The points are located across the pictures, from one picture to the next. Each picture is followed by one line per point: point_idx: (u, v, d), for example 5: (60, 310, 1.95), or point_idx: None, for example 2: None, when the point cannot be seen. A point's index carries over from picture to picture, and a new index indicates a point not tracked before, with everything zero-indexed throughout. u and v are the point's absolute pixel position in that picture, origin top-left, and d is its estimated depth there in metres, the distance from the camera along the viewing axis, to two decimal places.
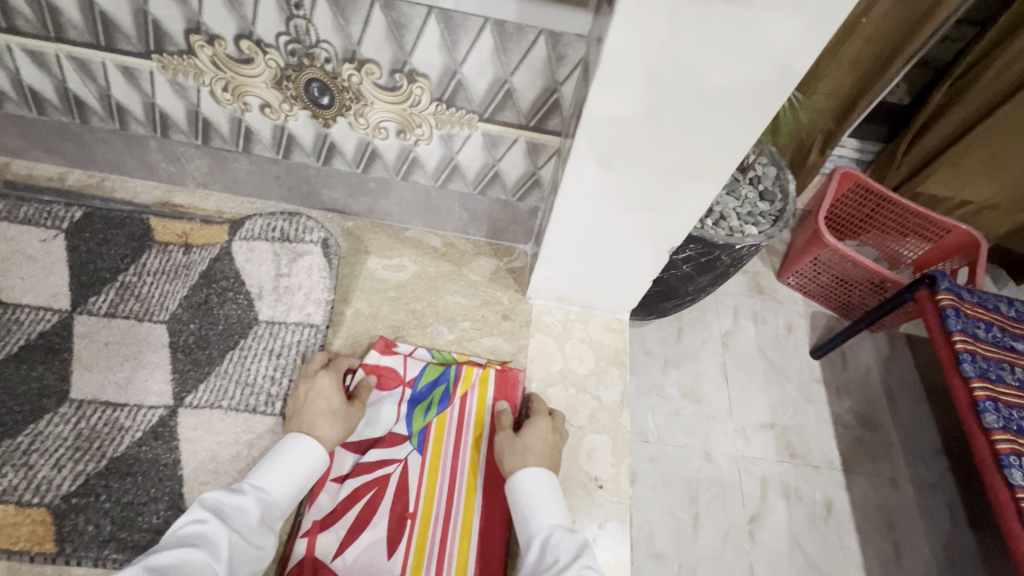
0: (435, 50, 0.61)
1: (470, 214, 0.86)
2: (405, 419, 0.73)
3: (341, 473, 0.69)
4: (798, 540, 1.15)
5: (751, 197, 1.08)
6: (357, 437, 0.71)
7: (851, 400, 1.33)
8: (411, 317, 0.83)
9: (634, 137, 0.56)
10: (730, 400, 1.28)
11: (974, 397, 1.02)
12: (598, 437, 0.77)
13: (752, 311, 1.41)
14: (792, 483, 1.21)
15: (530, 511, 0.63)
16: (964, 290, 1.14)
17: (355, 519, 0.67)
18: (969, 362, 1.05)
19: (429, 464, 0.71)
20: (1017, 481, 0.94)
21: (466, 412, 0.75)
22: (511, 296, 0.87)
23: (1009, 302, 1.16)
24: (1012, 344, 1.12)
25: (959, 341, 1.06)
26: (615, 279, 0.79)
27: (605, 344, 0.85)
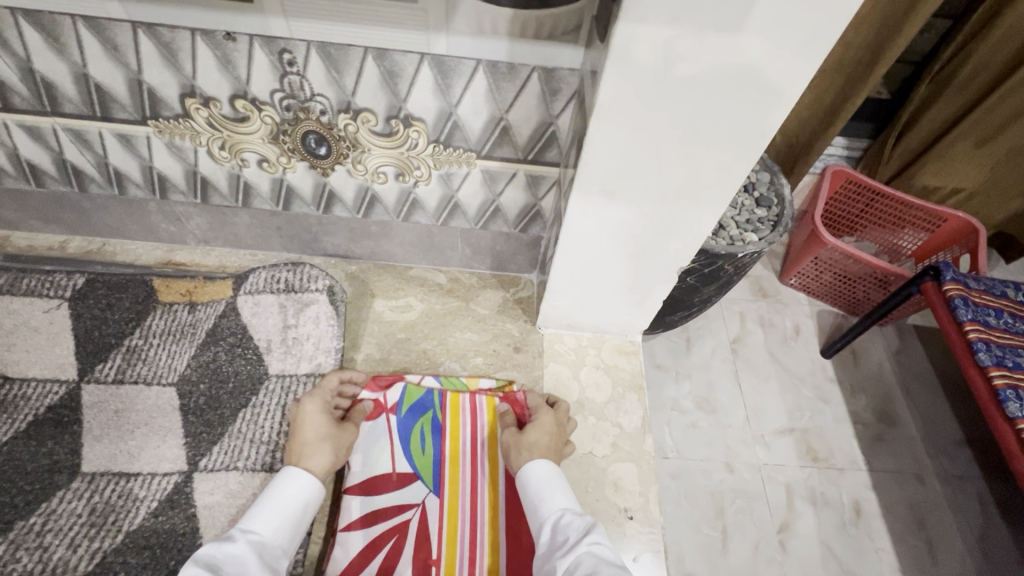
0: (429, 95, 0.61)
1: (474, 249, 0.86)
2: (404, 452, 0.72)
3: (352, 520, 0.67)
4: (832, 549, 1.12)
5: (748, 205, 1.09)
6: (359, 479, 0.69)
7: (869, 399, 1.31)
8: (422, 357, 0.82)
9: (634, 166, 0.56)
10: (748, 410, 1.26)
11: (993, 386, 1.01)
12: (623, 466, 0.76)
13: (760, 317, 1.41)
14: (819, 489, 1.18)
15: (539, 497, 0.62)
16: (970, 278, 1.14)
17: (377, 570, 0.64)
18: (983, 351, 1.04)
19: (448, 506, 0.69)
20: None
21: (479, 448, 0.74)
22: (521, 327, 0.86)
23: (1015, 288, 1.16)
24: None
25: (971, 331, 1.05)
26: (625, 302, 0.79)
27: (621, 369, 0.84)
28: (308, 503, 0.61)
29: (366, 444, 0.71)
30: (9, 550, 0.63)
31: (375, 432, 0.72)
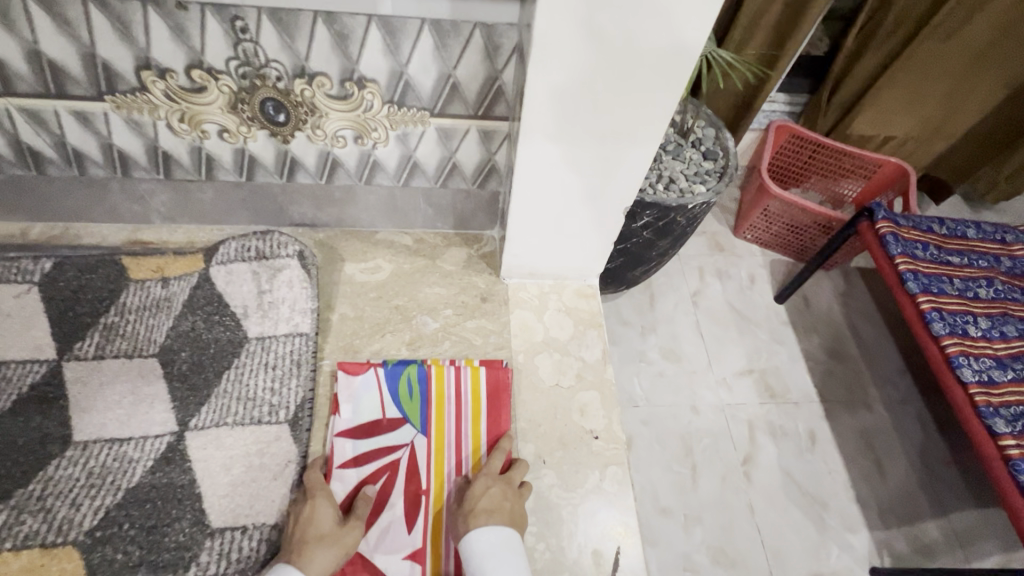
0: (380, 56, 0.65)
1: (436, 208, 0.91)
2: (393, 400, 0.77)
3: (345, 459, 0.72)
4: (789, 473, 1.24)
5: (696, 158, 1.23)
6: (350, 424, 0.74)
7: (817, 336, 1.44)
8: (395, 313, 0.86)
9: (573, 108, 0.62)
10: (708, 355, 1.36)
11: (921, 310, 1.13)
12: (588, 394, 0.82)
13: (715, 269, 1.51)
14: (776, 421, 1.29)
15: (481, 570, 0.63)
16: (900, 217, 1.25)
17: (372, 503, 0.70)
18: (912, 280, 1.16)
19: (434, 444, 0.75)
20: (967, 378, 1.06)
21: (463, 389, 0.78)
22: (486, 279, 0.91)
23: (940, 222, 1.27)
24: (948, 258, 1.23)
25: (901, 263, 1.17)
26: (580, 246, 0.85)
27: (581, 310, 0.90)
28: None
29: (355, 394, 0.76)
30: (13, 514, 0.64)
31: (365, 385, 0.77)
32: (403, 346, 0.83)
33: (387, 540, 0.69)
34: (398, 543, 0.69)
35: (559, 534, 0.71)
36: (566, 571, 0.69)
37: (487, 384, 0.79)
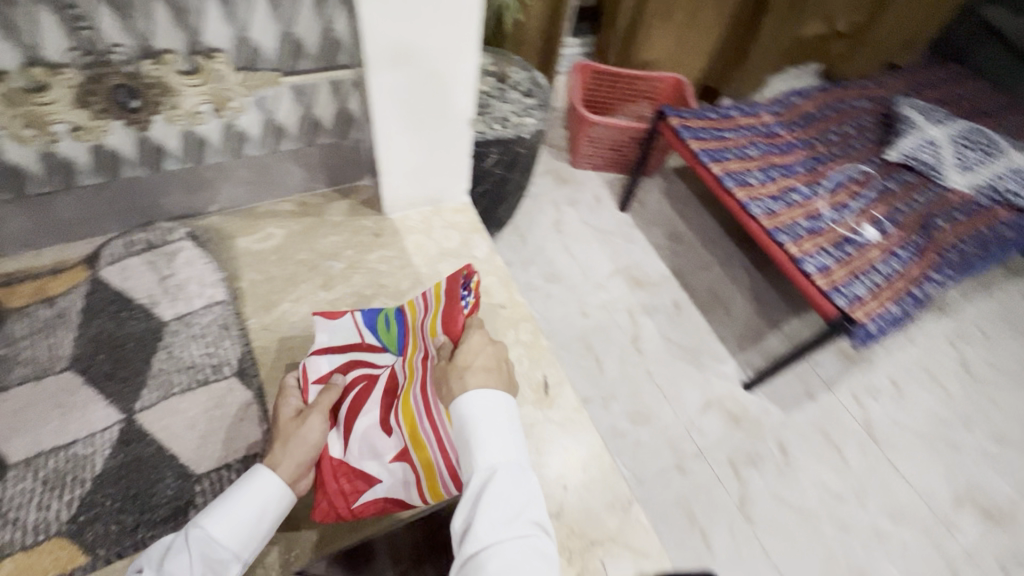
0: (221, 24, 0.73)
1: (308, 168, 1.00)
2: (371, 331, 0.85)
3: (321, 372, 0.79)
4: (667, 335, 1.98)
5: (519, 97, 1.72)
6: (325, 345, 0.81)
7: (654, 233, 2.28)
8: (301, 265, 0.95)
9: (402, 35, 0.77)
10: (585, 268, 2.11)
11: (714, 174, 1.89)
12: (488, 279, 1.00)
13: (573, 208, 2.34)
14: (648, 302, 2.05)
15: (475, 445, 0.61)
16: (685, 114, 2.05)
17: (350, 409, 0.77)
18: (703, 156, 1.93)
19: (408, 356, 0.82)
20: (752, 208, 1.81)
21: (426, 299, 0.82)
22: (374, 219, 1.04)
23: (712, 113, 2.10)
24: (723, 136, 2.03)
25: (693, 146, 1.95)
26: (445, 167, 1.02)
27: (461, 222, 1.07)
28: (269, 506, 0.64)
29: (334, 327, 0.83)
30: None
31: (342, 322, 0.85)
32: (319, 288, 0.92)
33: (365, 448, 0.74)
34: (378, 449, 0.74)
35: None
36: None
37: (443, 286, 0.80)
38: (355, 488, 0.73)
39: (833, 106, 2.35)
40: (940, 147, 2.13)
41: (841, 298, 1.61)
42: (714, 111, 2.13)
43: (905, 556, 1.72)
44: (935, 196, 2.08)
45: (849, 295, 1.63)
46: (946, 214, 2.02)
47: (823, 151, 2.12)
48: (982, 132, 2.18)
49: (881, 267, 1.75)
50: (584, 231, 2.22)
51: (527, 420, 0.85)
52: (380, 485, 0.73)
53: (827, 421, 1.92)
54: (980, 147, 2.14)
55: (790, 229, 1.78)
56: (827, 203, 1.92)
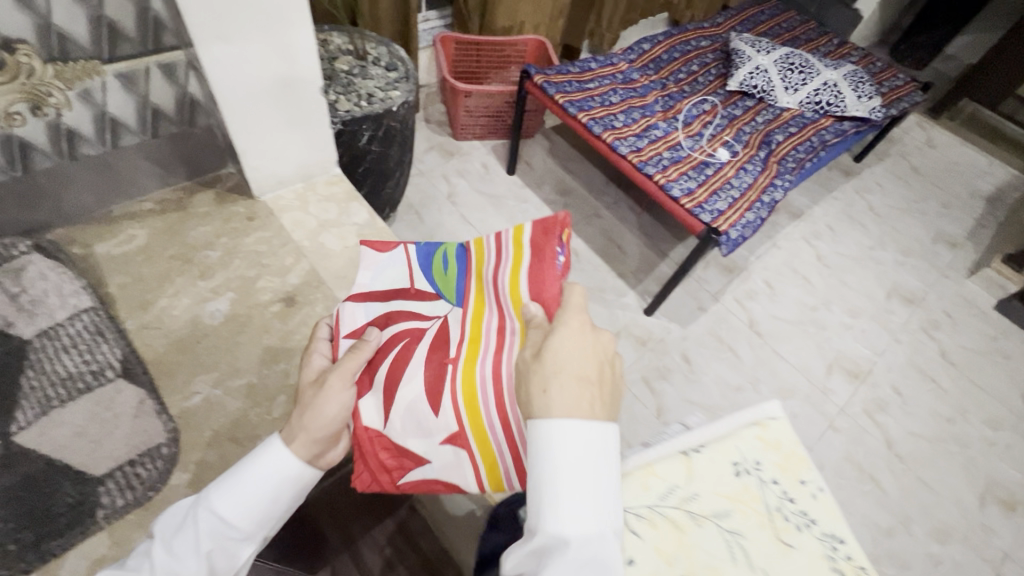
0: (14, 11, 0.71)
1: (159, 163, 1.02)
2: (424, 272, 0.91)
3: (357, 324, 0.87)
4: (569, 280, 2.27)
5: (382, 73, 1.72)
6: (370, 288, 0.90)
7: (541, 191, 2.56)
8: (176, 261, 0.99)
9: (227, 6, 0.76)
10: (482, 234, 2.34)
11: (583, 122, 2.02)
12: (375, 243, 1.04)
13: (462, 179, 2.53)
14: None
15: (550, 498, 0.60)
16: (549, 70, 2.17)
17: (390, 374, 0.83)
18: (570, 107, 2.05)
19: (471, 314, 0.85)
20: (620, 148, 1.97)
21: (503, 246, 0.82)
22: (244, 204, 1.06)
23: (573, 67, 2.23)
24: (585, 87, 2.18)
25: (560, 98, 2.07)
26: (308, 139, 1.04)
27: (337, 194, 1.10)
28: (283, 484, 0.74)
29: (378, 268, 0.92)
30: None
31: (392, 263, 0.92)
32: (199, 277, 0.98)
33: (412, 426, 0.80)
34: (426, 428, 0.79)
35: None
36: None
37: (529, 239, 0.78)
38: (398, 462, 0.82)
39: (678, 48, 2.57)
40: (770, 72, 2.42)
41: (706, 215, 1.81)
42: (575, 65, 2.26)
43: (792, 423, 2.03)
44: (771, 116, 2.37)
45: (712, 210, 1.84)
46: (782, 129, 2.31)
47: (675, 90, 2.33)
48: (799, 56, 2.50)
49: (735, 182, 1.99)
50: (475, 198, 2.46)
51: None
52: (427, 467, 0.82)
53: (717, 326, 2.25)
54: (800, 68, 2.45)
55: (656, 161, 1.96)
56: (685, 134, 2.13)
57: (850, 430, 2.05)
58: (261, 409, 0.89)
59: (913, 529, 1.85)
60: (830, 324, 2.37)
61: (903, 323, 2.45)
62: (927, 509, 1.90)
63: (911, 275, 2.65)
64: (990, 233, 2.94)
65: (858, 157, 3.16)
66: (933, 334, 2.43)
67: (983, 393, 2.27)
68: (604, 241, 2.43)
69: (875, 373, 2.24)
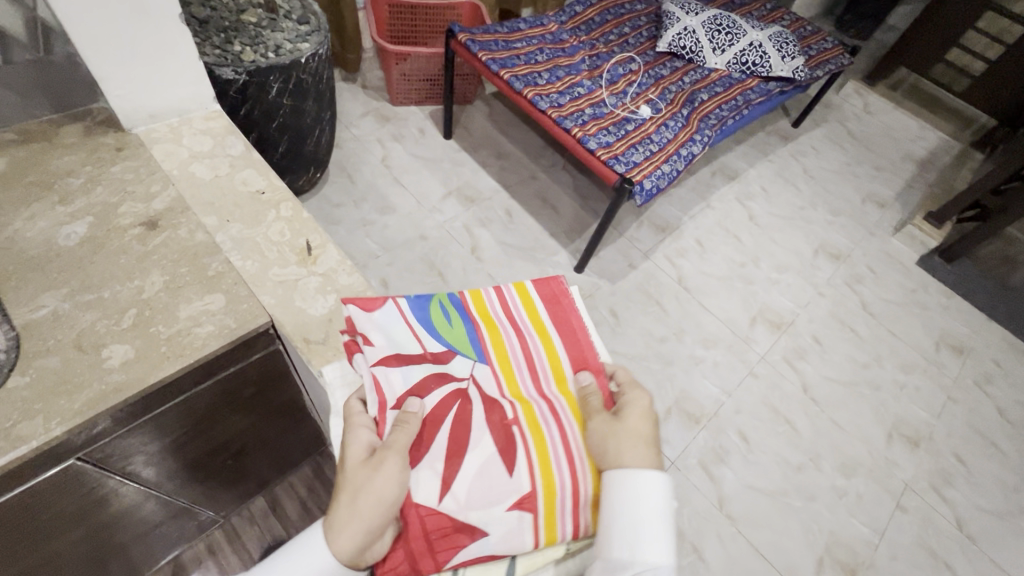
0: None
1: (21, 92, 0.96)
2: (427, 327, 0.85)
3: (398, 393, 0.76)
4: (502, 240, 2.30)
5: (293, 26, 1.72)
6: (388, 352, 0.79)
7: (478, 154, 2.58)
8: (34, 186, 0.93)
9: None
10: (416, 197, 2.36)
11: (505, 79, 2.04)
12: (246, 172, 1.05)
13: (398, 143, 2.53)
14: (481, 215, 2.36)
15: (621, 510, 0.66)
16: (474, 29, 2.17)
17: (444, 446, 0.73)
18: (493, 64, 2.07)
19: (497, 363, 0.84)
20: (541, 104, 1.99)
21: (514, 307, 0.90)
22: (114, 136, 1.03)
23: (500, 26, 2.24)
24: (511, 46, 2.19)
25: (483, 56, 2.08)
26: (176, 72, 1.04)
27: (214, 128, 1.12)
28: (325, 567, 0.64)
29: (383, 322, 0.82)
30: None
31: (391, 315, 0.83)
32: (55, 204, 0.91)
33: (478, 492, 0.70)
34: (494, 494, 0.70)
35: (260, 250, 0.95)
36: (274, 265, 0.94)
37: (540, 294, 0.92)
38: (449, 541, 0.69)
39: (611, 11, 2.59)
40: (697, 33, 2.46)
41: (620, 166, 1.86)
42: (502, 23, 2.27)
43: (714, 370, 2.11)
44: (699, 76, 2.41)
45: (627, 162, 1.88)
46: (708, 89, 2.36)
47: (603, 50, 2.36)
48: (726, 17, 2.54)
49: (655, 137, 2.03)
50: (410, 162, 2.47)
51: (291, 277, 0.93)
52: (484, 542, 0.69)
53: (646, 282, 2.30)
54: (727, 29, 2.49)
55: (575, 117, 1.99)
56: (608, 92, 2.17)
57: (770, 376, 2.14)
58: (108, 320, 0.82)
59: (822, 465, 1.95)
60: (757, 279, 2.45)
61: (828, 278, 2.54)
62: (837, 447, 2.00)
63: (838, 233, 2.75)
64: (917, 194, 3.05)
65: (796, 123, 3.24)
66: (855, 287, 2.53)
67: (898, 341, 2.37)
68: (538, 202, 2.46)
69: (797, 324, 2.33)
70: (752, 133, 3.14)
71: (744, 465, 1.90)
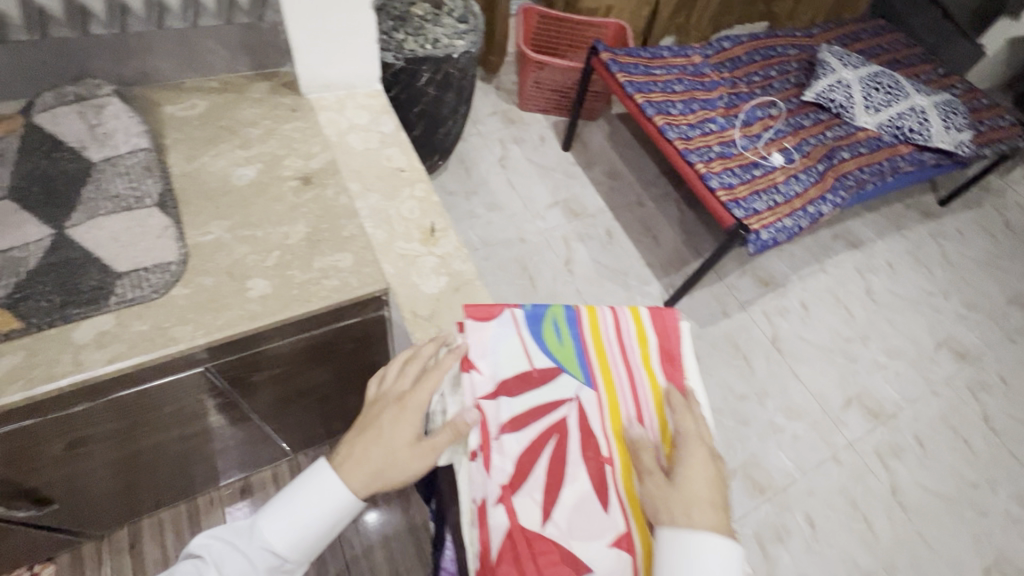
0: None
1: (229, 48, 1.12)
2: (540, 349, 0.84)
3: (502, 422, 0.77)
4: (597, 259, 2.30)
5: (453, 23, 1.83)
6: (492, 384, 0.79)
7: (591, 170, 2.60)
8: (222, 130, 1.07)
9: None
10: (523, 200, 2.42)
11: (638, 104, 2.04)
12: (393, 150, 1.14)
13: (516, 145, 2.61)
14: (581, 230, 2.38)
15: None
16: (616, 50, 2.19)
17: (544, 476, 0.74)
18: (628, 87, 2.08)
19: (603, 391, 0.82)
20: (669, 134, 1.97)
21: (625, 333, 0.89)
22: (292, 97, 1.17)
23: (643, 51, 2.24)
24: (650, 72, 2.18)
25: (620, 77, 2.10)
26: (351, 54, 1.15)
27: (373, 105, 1.22)
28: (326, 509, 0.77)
29: (493, 342, 0.83)
30: None
31: (503, 331, 0.84)
32: (236, 147, 1.05)
33: (579, 524, 0.72)
34: (594, 528, 0.72)
35: (390, 222, 1.02)
36: (401, 239, 1.00)
37: (653, 326, 0.90)
38: (557, 571, 0.69)
39: (761, 52, 2.50)
40: (852, 88, 2.30)
41: (739, 210, 1.79)
42: (645, 48, 2.28)
43: (792, 443, 1.97)
44: (844, 133, 2.26)
45: (747, 208, 1.80)
46: (852, 148, 2.20)
47: (744, 90, 2.28)
48: (888, 76, 2.37)
49: (782, 188, 1.93)
50: (525, 166, 2.54)
51: (413, 251, 1.00)
52: None
53: (737, 334, 2.20)
54: (886, 89, 2.32)
55: (702, 152, 1.94)
56: (741, 133, 2.10)
57: (854, 466, 1.95)
58: (257, 256, 0.93)
59: None
60: (862, 359, 2.24)
61: (947, 377, 2.27)
62: (917, 564, 1.79)
63: (970, 331, 2.44)
64: None
65: (945, 202, 2.92)
66: (979, 395, 2.24)
67: (1020, 467, 2.07)
68: (641, 229, 2.43)
69: (900, 418, 2.10)
70: (889, 202, 2.88)
71: (805, 552, 1.76)
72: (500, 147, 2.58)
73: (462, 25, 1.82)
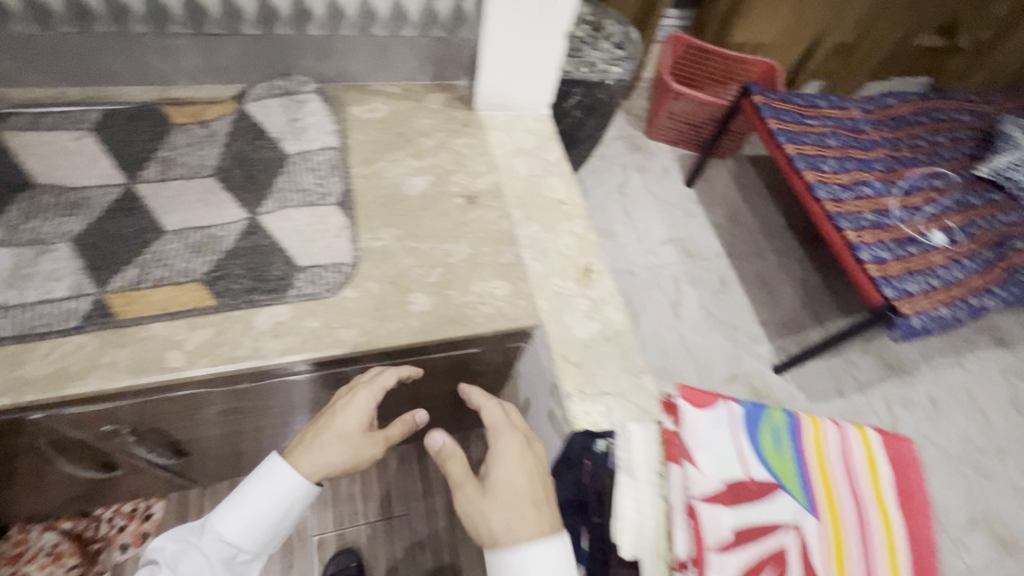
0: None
1: (418, 58, 1.15)
2: (759, 458, 0.86)
3: (724, 532, 0.78)
4: (706, 307, 2.18)
5: (610, 48, 1.80)
6: (718, 489, 0.81)
7: (712, 212, 2.48)
8: (399, 137, 1.10)
9: None
10: (637, 231, 2.35)
11: (788, 154, 1.91)
12: (555, 180, 1.12)
13: (638, 174, 2.54)
14: (694, 272, 2.27)
15: None
16: (771, 93, 2.06)
17: None
18: (779, 135, 1.95)
19: (828, 514, 0.84)
20: (819, 192, 1.82)
21: (846, 453, 0.92)
22: (465, 112, 1.18)
23: (799, 97, 2.09)
24: (804, 121, 2.03)
25: (771, 123, 1.97)
26: (530, 78, 1.15)
27: (539, 129, 1.21)
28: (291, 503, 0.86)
29: (711, 444, 0.84)
30: (140, 272, 0.85)
31: (723, 432, 0.87)
32: (410, 156, 1.08)
33: None
34: None
35: (547, 256, 1.01)
36: (556, 275, 0.99)
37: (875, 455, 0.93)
38: None
39: (931, 114, 2.26)
40: None
41: (890, 289, 1.62)
42: (802, 95, 2.13)
43: None
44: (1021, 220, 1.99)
45: (899, 288, 1.63)
46: None
47: (907, 155, 2.07)
48: None
49: (941, 272, 1.73)
50: (644, 196, 2.47)
51: (567, 290, 0.97)
52: None
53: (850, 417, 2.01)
54: None
55: (853, 218, 1.78)
56: (898, 202, 1.91)
57: None
58: (420, 270, 0.94)
59: None
60: (995, 476, 1.97)
61: None
62: None
63: None
64: None
65: None
66: None
67: None
68: (758, 284, 2.28)
69: None
70: None
71: None
72: (621, 173, 2.53)
73: (620, 51, 1.78)
